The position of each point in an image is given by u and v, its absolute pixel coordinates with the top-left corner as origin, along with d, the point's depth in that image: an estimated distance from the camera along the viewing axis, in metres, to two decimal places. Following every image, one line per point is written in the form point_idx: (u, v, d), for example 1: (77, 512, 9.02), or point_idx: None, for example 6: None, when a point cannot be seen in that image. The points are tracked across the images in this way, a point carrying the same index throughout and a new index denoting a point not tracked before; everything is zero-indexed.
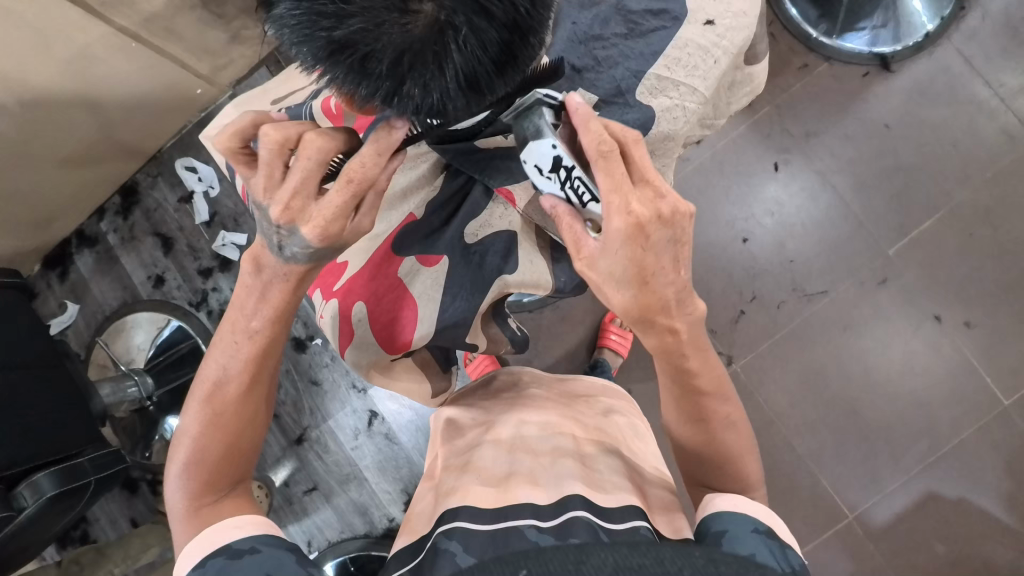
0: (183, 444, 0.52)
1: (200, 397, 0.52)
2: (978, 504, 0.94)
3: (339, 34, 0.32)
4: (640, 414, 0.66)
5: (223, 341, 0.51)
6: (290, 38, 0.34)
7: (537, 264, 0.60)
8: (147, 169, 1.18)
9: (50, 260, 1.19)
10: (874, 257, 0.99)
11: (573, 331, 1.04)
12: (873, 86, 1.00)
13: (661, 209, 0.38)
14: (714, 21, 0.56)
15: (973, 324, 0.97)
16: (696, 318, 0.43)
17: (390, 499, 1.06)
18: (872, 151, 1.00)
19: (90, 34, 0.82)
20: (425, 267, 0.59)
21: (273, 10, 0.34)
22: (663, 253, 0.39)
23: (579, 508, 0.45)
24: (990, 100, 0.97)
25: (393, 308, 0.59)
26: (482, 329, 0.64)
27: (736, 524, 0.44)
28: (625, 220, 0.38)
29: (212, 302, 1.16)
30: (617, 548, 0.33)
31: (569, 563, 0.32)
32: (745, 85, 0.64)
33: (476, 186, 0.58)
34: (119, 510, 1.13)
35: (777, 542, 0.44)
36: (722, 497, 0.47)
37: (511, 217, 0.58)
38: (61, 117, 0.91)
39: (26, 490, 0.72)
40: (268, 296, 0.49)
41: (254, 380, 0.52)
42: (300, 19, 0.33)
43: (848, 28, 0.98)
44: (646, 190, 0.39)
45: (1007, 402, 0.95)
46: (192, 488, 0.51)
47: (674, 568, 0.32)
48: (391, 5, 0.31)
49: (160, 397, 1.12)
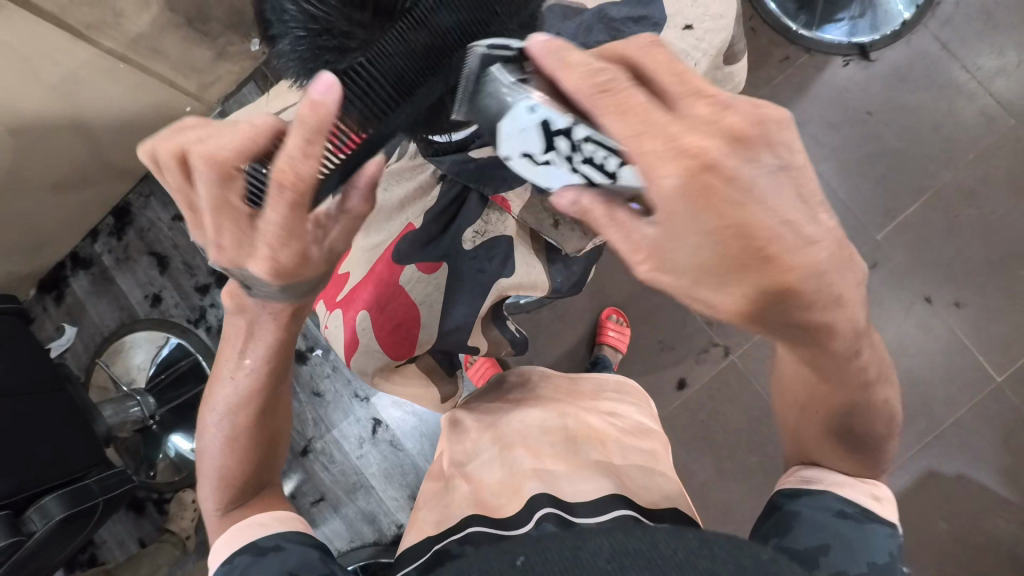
0: (210, 462, 0.54)
1: (218, 414, 0.53)
2: (977, 479, 0.96)
3: (343, 67, 0.32)
4: (648, 407, 0.68)
5: (224, 369, 0.52)
6: (292, 68, 0.34)
7: (535, 270, 0.61)
8: (138, 189, 1.18)
9: (44, 284, 1.19)
10: (863, 243, 1.01)
11: (571, 329, 1.05)
12: (853, 74, 1.02)
13: (732, 126, 0.29)
14: (692, 25, 0.58)
15: (963, 303, 0.98)
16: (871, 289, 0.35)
17: (398, 505, 1.06)
18: (855, 138, 1.02)
19: (77, 57, 0.83)
20: (424, 274, 0.59)
21: (273, 36, 0.34)
22: (771, 195, 0.29)
23: (546, 506, 0.48)
24: (968, 83, 1.00)
25: (396, 315, 0.59)
26: (484, 331, 0.64)
27: (820, 511, 0.47)
28: (677, 165, 0.29)
29: (211, 318, 1.16)
30: (613, 533, 0.34)
31: (566, 550, 0.33)
32: (727, 84, 0.66)
33: (472, 194, 0.60)
34: (127, 530, 1.13)
35: (861, 526, 0.46)
36: (812, 476, 0.49)
37: (506, 223, 0.60)
38: (51, 142, 0.91)
39: (35, 513, 0.72)
40: (263, 323, 0.47)
41: (262, 404, 0.53)
42: (303, 53, 0.32)
43: (826, 20, 1.00)
44: (700, 103, 0.30)
45: (1000, 378, 0.97)
46: (222, 496, 0.53)
47: (669, 550, 0.32)
48: (395, 35, 0.33)
49: (163, 415, 1.14)
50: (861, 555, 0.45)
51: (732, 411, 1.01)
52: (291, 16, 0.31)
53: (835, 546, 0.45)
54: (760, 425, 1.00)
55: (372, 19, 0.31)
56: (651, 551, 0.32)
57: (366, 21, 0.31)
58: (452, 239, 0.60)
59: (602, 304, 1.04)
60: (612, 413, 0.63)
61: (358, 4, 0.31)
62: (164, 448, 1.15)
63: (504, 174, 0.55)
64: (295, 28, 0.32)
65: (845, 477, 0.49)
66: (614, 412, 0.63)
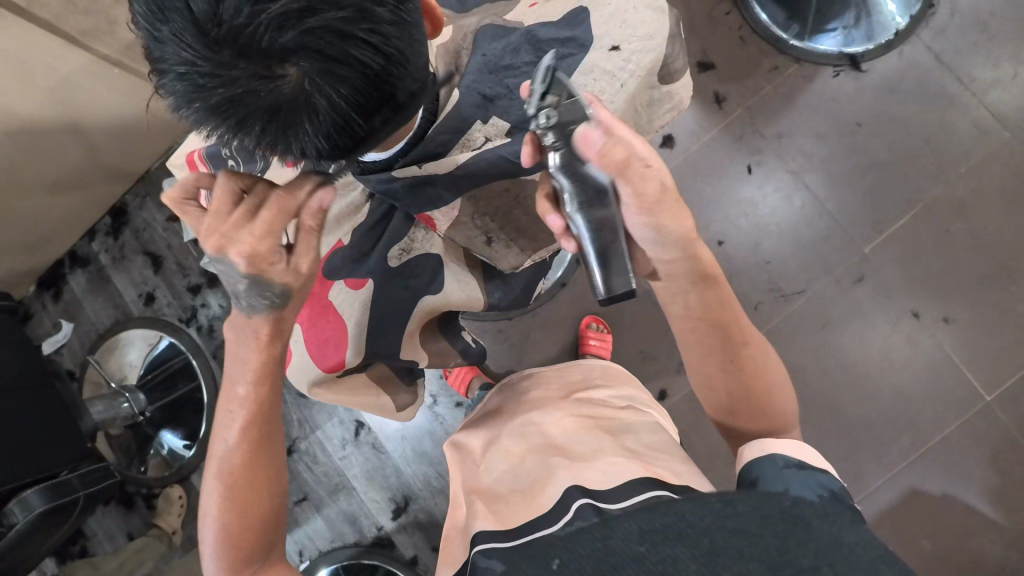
0: (208, 522, 0.54)
1: (212, 475, 0.54)
2: (963, 499, 0.94)
3: (215, 101, 0.33)
4: (652, 400, 0.68)
5: (218, 426, 0.53)
6: (175, 100, 0.35)
7: (465, 284, 0.64)
8: (135, 190, 1.21)
9: (44, 281, 1.22)
10: (851, 256, 0.99)
11: (551, 337, 1.05)
12: (843, 85, 1.01)
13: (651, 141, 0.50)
14: (619, 46, 0.55)
15: (952, 319, 0.97)
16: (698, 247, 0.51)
17: (378, 508, 1.07)
18: (844, 149, 1.01)
19: (73, 63, 0.86)
20: (352, 289, 0.60)
21: (158, 74, 0.35)
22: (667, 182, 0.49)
23: (580, 496, 0.48)
24: (961, 95, 0.98)
25: (323, 329, 0.61)
26: (420, 343, 0.67)
27: (767, 467, 0.47)
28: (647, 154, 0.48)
29: (201, 318, 1.18)
30: (639, 513, 0.35)
31: (598, 541, 0.33)
32: (666, 102, 0.63)
33: (397, 213, 0.60)
34: (116, 524, 1.16)
35: (806, 469, 0.46)
36: (755, 445, 0.49)
37: (432, 240, 0.61)
38: (51, 145, 0.94)
39: (16, 506, 0.74)
40: (252, 363, 0.51)
41: (259, 448, 0.54)
42: (180, 88, 0.34)
43: (818, 29, 0.99)
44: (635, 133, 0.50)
45: (989, 397, 0.95)
46: (229, 558, 0.54)
47: (694, 517, 0.33)
48: (254, 74, 0.32)
49: (153, 412, 1.15)
50: (816, 486, 0.45)
51: (712, 423, 1.00)
52: (170, 56, 0.33)
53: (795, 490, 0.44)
54: None
55: (231, 58, 0.31)
56: (678, 523, 0.33)
57: (225, 60, 0.32)
58: (378, 258, 0.60)
59: (582, 312, 1.04)
60: (605, 400, 0.64)
61: (219, 44, 0.31)
62: (154, 444, 1.17)
63: (432, 192, 0.55)
64: (173, 66, 0.33)
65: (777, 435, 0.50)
66: None
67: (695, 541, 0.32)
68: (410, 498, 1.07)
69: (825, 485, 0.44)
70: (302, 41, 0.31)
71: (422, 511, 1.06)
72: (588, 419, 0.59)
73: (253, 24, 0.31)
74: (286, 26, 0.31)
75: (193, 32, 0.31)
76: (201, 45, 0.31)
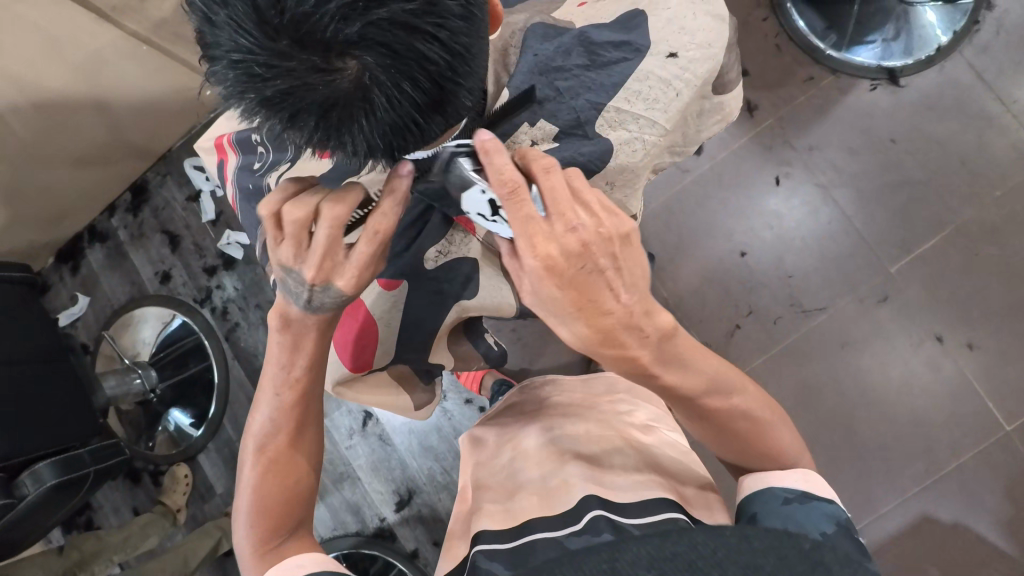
0: (244, 495, 0.54)
1: (252, 448, 0.55)
2: (975, 529, 0.92)
3: (269, 93, 0.33)
4: (665, 413, 0.67)
5: (261, 402, 0.54)
6: (226, 90, 0.35)
7: (502, 290, 0.63)
8: (156, 168, 1.21)
9: (63, 254, 1.23)
10: (875, 275, 0.97)
11: (566, 340, 1.05)
12: (879, 99, 0.98)
13: (570, 243, 0.37)
14: (677, 53, 0.54)
15: (976, 346, 0.94)
16: (661, 333, 0.42)
17: (382, 499, 1.07)
18: (877, 165, 0.98)
19: (102, 38, 0.85)
20: (385, 291, 0.59)
21: (210, 64, 0.35)
22: (591, 282, 0.38)
23: (595, 508, 0.47)
24: (1001, 116, 0.95)
25: (353, 328, 0.61)
26: (448, 346, 0.68)
27: (765, 502, 0.46)
28: (535, 261, 0.37)
29: (216, 299, 1.18)
30: (650, 539, 0.33)
31: (605, 561, 0.32)
32: (715, 113, 0.62)
33: (434, 213, 0.57)
34: (122, 498, 1.17)
35: (805, 505, 0.45)
36: (754, 478, 0.48)
37: (471, 244, 0.60)
38: (75, 119, 0.94)
39: (28, 478, 0.75)
40: (302, 345, 0.52)
41: (301, 424, 0.56)
42: (233, 77, 0.33)
43: (856, 40, 0.97)
44: (557, 222, 0.37)
45: (1008, 428, 0.93)
46: (258, 535, 0.53)
47: (708, 551, 0.32)
48: (312, 66, 0.31)
49: (163, 390, 1.17)
50: (816, 525, 0.43)
51: None
52: (225, 43, 0.32)
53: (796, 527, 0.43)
54: None
55: (290, 48, 0.31)
56: (689, 554, 0.32)
57: (285, 49, 0.31)
58: (413, 258, 0.58)
59: None
60: (628, 411, 0.64)
61: (280, 33, 0.30)
62: (163, 422, 1.18)
63: (469, 196, 0.53)
64: (228, 54, 0.32)
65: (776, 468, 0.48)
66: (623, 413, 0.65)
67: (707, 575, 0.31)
68: (414, 491, 1.06)
69: (826, 517, 0.44)
70: (366, 32, 0.31)
71: (425, 505, 1.06)
72: (602, 434, 0.58)
73: (318, 14, 0.30)
74: (351, 16, 0.30)
75: (253, 20, 0.30)
76: (261, 33, 0.31)
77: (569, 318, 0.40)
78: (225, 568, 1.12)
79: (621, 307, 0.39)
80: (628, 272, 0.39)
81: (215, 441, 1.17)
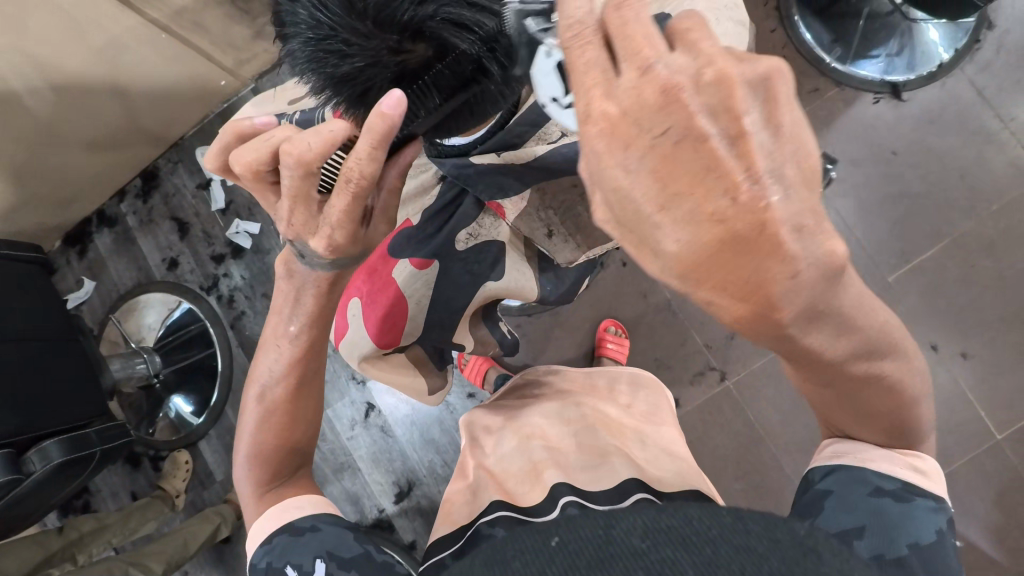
0: (245, 439, 0.56)
1: (254, 396, 0.55)
2: (964, 535, 0.94)
3: (344, 71, 0.34)
4: (667, 404, 0.69)
5: (265, 352, 0.55)
6: (299, 64, 0.36)
7: (524, 273, 0.66)
8: (168, 155, 1.22)
9: (71, 237, 1.24)
10: (874, 282, 1.00)
11: (570, 337, 1.06)
12: (882, 113, 1.01)
13: (649, 95, 0.24)
14: None
15: (970, 355, 0.97)
16: (819, 269, 0.25)
17: (381, 490, 1.08)
18: (880, 177, 1.01)
19: (123, 25, 0.86)
20: (416, 269, 0.62)
21: (285, 36, 0.36)
22: (682, 163, 0.24)
23: (567, 495, 0.49)
24: (1000, 133, 0.97)
25: (382, 305, 0.63)
26: (471, 329, 0.70)
27: (852, 488, 0.44)
28: (597, 126, 0.25)
29: (222, 287, 1.19)
30: (643, 509, 0.29)
31: (601, 529, 0.28)
32: None
33: (467, 199, 0.61)
34: (120, 482, 1.17)
35: (900, 504, 0.43)
36: (846, 451, 0.45)
37: (500, 228, 0.63)
38: (91, 102, 0.94)
39: (35, 455, 0.75)
40: (303, 300, 0.50)
41: (302, 380, 0.55)
42: (309, 54, 0.35)
43: (861, 54, 0.99)
44: (632, 67, 0.25)
45: (1000, 436, 0.95)
46: (260, 477, 0.55)
47: (703, 526, 0.27)
48: (390, 47, 0.33)
49: (167, 375, 1.18)
50: (900, 530, 0.42)
51: (720, 435, 1.00)
52: (304, 20, 0.34)
53: (870, 529, 0.42)
54: (746, 453, 0.98)
55: (371, 29, 0.32)
56: (685, 528, 0.27)
57: (365, 30, 0.32)
58: (445, 237, 0.62)
59: (602, 316, 1.05)
60: (631, 404, 0.66)
61: (360, 14, 0.32)
62: (164, 408, 1.18)
63: (501, 180, 0.56)
64: (306, 31, 0.34)
65: (878, 450, 0.44)
66: (629, 402, 0.66)
67: (699, 550, 0.26)
68: (414, 483, 1.07)
69: (926, 526, 0.42)
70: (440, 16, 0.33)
71: (424, 497, 1.07)
72: (606, 425, 0.59)
73: None
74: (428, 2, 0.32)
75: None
76: (343, 14, 0.32)
77: (665, 238, 0.25)
78: (223, 554, 1.12)
79: (724, 206, 0.24)
80: (749, 143, 0.24)
81: (216, 429, 1.17)
